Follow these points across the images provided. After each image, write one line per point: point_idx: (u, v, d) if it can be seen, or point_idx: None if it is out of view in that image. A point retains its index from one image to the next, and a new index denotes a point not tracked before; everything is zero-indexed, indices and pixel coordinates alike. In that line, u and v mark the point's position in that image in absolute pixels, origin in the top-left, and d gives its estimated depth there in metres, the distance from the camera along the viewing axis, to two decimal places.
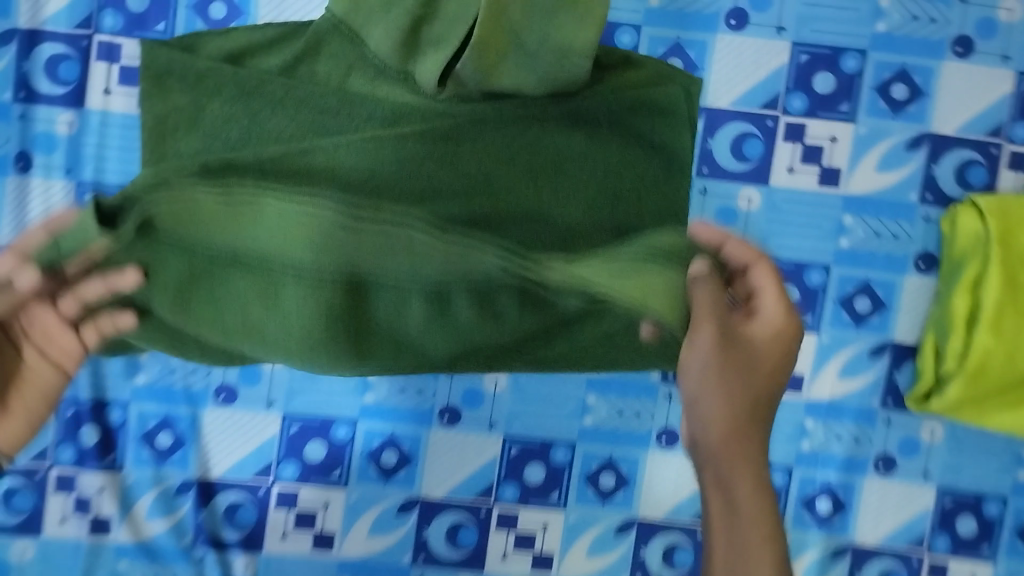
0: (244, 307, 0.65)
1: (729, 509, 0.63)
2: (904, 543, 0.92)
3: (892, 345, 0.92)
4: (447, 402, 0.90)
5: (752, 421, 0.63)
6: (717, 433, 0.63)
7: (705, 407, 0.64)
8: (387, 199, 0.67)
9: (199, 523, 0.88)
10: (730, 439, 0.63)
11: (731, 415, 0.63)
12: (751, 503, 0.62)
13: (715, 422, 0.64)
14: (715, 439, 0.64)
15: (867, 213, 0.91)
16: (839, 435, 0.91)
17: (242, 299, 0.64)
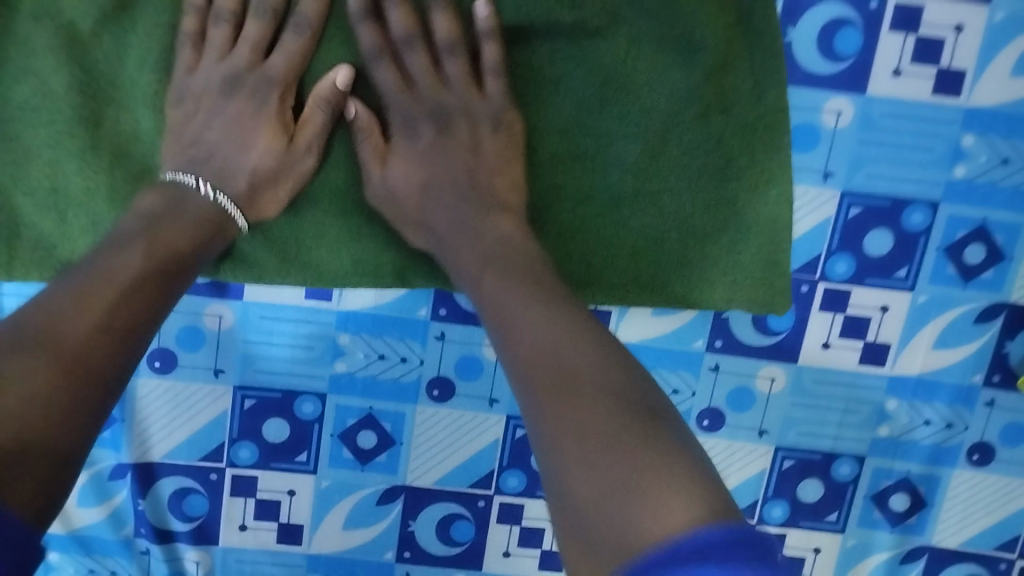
0: (274, 250, 0.65)
1: (557, 368, 0.51)
2: (993, 546, 0.76)
3: (1008, 308, 0.70)
4: (437, 373, 0.71)
5: (448, 205, 0.64)
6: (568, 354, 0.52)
7: (414, 209, 0.64)
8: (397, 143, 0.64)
9: (140, 512, 0.73)
10: (534, 313, 0.55)
11: (411, 180, 0.64)
12: (542, 369, 0.51)
13: (450, 231, 0.63)
14: (447, 238, 0.63)
15: (992, 131, 0.66)
16: (927, 419, 0.73)
17: (276, 240, 0.65)
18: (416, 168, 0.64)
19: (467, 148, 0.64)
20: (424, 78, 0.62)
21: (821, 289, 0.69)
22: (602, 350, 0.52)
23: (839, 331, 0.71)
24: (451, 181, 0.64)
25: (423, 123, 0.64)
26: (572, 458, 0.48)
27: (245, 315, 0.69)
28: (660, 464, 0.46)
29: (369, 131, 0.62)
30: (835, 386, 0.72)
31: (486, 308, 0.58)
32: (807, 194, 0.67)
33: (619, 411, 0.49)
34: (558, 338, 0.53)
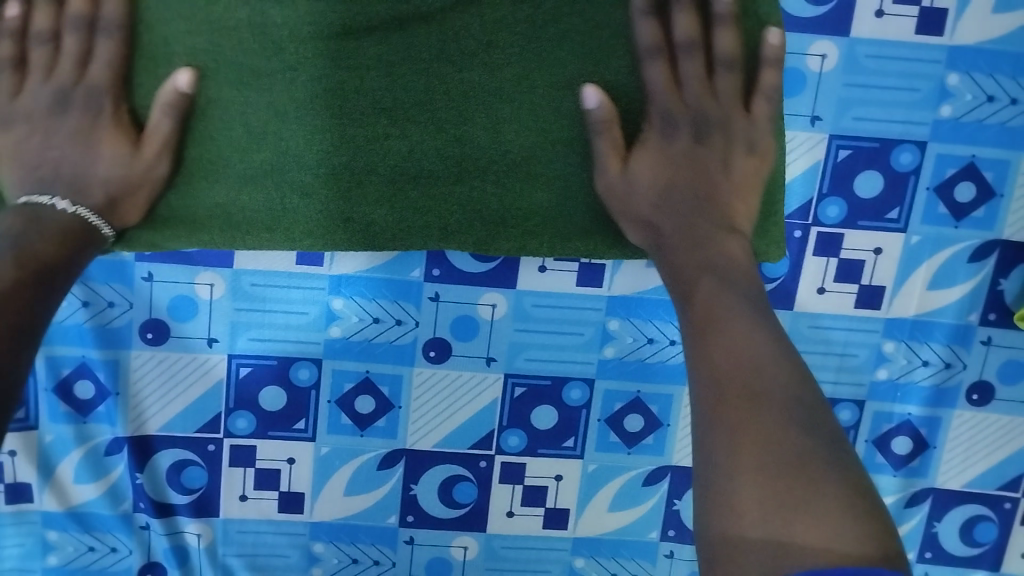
0: (258, 216, 0.64)
1: (750, 385, 0.51)
2: (995, 486, 0.76)
3: (999, 246, 0.70)
4: (433, 335, 0.71)
5: (678, 213, 0.62)
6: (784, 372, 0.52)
7: (652, 221, 0.63)
8: (388, 98, 0.62)
9: (139, 486, 0.72)
10: (727, 314, 0.56)
11: (650, 175, 0.62)
12: (725, 374, 0.52)
13: (676, 231, 0.62)
14: (669, 240, 0.62)
15: (976, 69, 0.66)
16: (924, 361, 0.73)
17: (260, 204, 0.64)
18: (665, 171, 0.62)
19: (717, 162, 0.62)
20: (695, 82, 0.61)
21: (814, 232, 0.69)
22: (807, 386, 0.52)
23: (834, 275, 0.71)
24: (692, 187, 0.62)
25: (683, 128, 0.62)
26: (744, 466, 0.48)
27: (236, 283, 0.68)
28: (836, 480, 0.47)
29: (608, 126, 0.62)
30: (832, 332, 0.72)
31: (692, 317, 0.57)
32: (796, 138, 0.67)
33: (794, 432, 0.49)
34: (710, 320, 0.56)
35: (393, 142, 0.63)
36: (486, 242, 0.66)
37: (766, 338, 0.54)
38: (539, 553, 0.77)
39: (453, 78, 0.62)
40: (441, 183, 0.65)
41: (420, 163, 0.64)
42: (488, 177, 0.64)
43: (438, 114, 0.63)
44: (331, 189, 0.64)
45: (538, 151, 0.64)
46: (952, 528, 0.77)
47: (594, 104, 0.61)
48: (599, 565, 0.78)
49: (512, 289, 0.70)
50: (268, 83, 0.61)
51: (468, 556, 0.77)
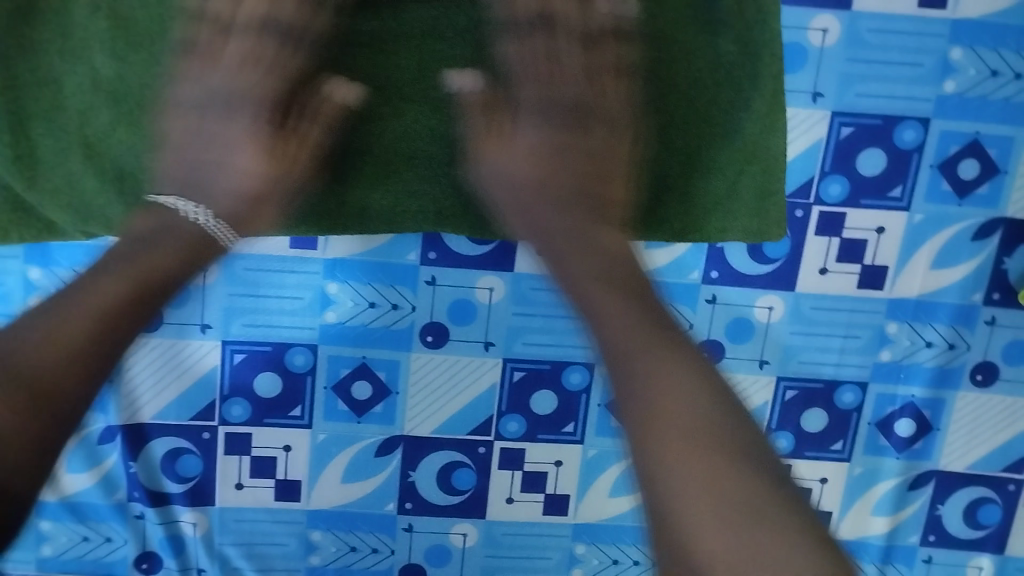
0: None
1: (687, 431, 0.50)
2: (999, 468, 0.75)
3: (1003, 224, 0.69)
4: (429, 319, 0.70)
5: (556, 204, 0.61)
6: (690, 386, 0.52)
7: (520, 210, 0.62)
8: (381, 77, 0.61)
9: (133, 475, 0.71)
10: (630, 329, 0.54)
11: (530, 162, 0.61)
12: (643, 397, 0.52)
13: (569, 217, 0.60)
14: (540, 229, 0.61)
15: (980, 43, 0.65)
16: (928, 341, 0.72)
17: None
18: (549, 162, 0.61)
19: (599, 151, 0.62)
20: (633, 72, 0.62)
21: (816, 211, 0.68)
22: (741, 423, 0.52)
23: (836, 255, 0.70)
24: (573, 170, 0.61)
25: (561, 115, 0.62)
26: (679, 474, 0.49)
27: (228, 267, 0.67)
28: (802, 532, 0.48)
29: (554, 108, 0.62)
30: (835, 313, 0.71)
31: (608, 344, 0.54)
32: (797, 115, 0.66)
33: (715, 454, 0.50)
34: (617, 339, 0.54)
35: (386, 123, 0.62)
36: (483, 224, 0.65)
37: (685, 360, 0.53)
38: (540, 539, 0.76)
39: (445, 57, 0.61)
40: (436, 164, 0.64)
41: (412, 143, 0.63)
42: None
43: (430, 93, 0.62)
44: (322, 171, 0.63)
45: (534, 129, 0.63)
46: (956, 511, 0.77)
47: (465, 86, 0.61)
48: (600, 551, 0.77)
49: (509, 272, 0.69)
50: (262, 61, 0.60)
51: (468, 543, 0.76)
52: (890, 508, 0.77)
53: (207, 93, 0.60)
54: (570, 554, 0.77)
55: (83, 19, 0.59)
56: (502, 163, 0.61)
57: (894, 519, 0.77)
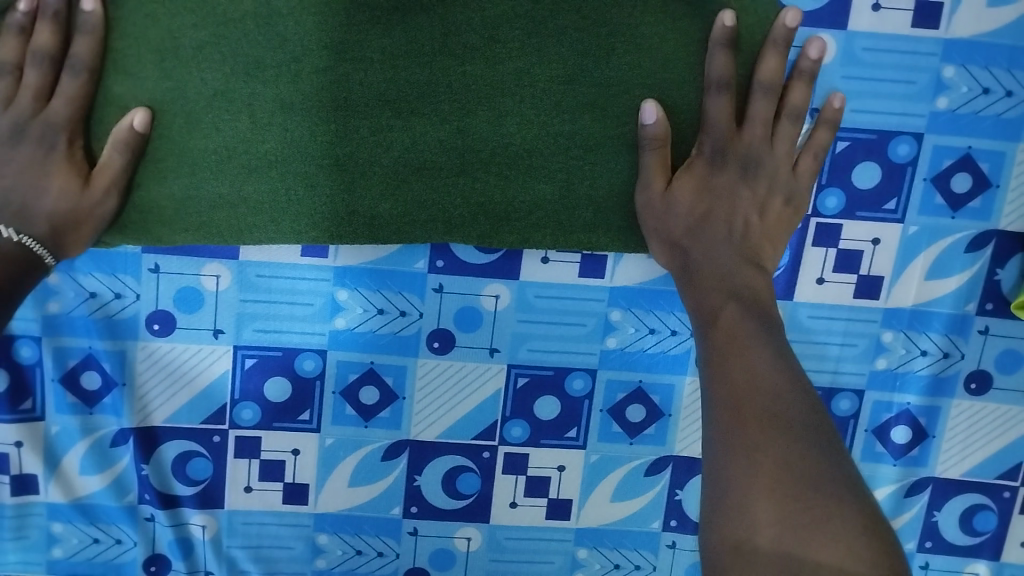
0: (260, 206, 0.64)
1: (739, 411, 0.53)
2: (995, 475, 0.77)
3: (996, 236, 0.71)
4: (437, 325, 0.72)
5: (721, 245, 0.64)
6: (747, 381, 0.55)
7: (706, 244, 0.64)
8: (392, 90, 0.63)
9: (144, 478, 0.72)
10: (735, 337, 0.58)
11: (693, 196, 0.64)
12: (728, 394, 0.54)
13: (705, 259, 0.63)
14: (699, 262, 0.63)
15: (972, 61, 0.68)
16: (923, 350, 0.74)
17: (263, 193, 0.64)
18: (709, 201, 0.64)
19: (753, 206, 0.64)
20: (758, 123, 0.63)
21: (813, 223, 0.70)
22: (807, 395, 0.54)
23: (833, 265, 0.71)
24: (729, 215, 0.64)
25: (732, 167, 0.64)
26: (757, 490, 0.49)
27: (241, 274, 0.69)
28: (842, 517, 0.47)
29: (658, 146, 0.63)
30: (832, 321, 0.73)
31: (711, 348, 0.59)
32: None
33: (803, 445, 0.50)
34: (734, 347, 0.57)
35: (396, 135, 0.64)
36: (490, 235, 0.67)
37: (770, 352, 0.56)
38: (544, 543, 0.78)
39: (455, 73, 0.63)
40: (443, 174, 0.65)
41: (422, 153, 0.65)
42: (491, 170, 0.65)
43: (440, 105, 0.64)
44: (334, 181, 0.65)
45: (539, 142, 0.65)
46: (952, 517, 0.78)
47: (652, 121, 0.63)
48: (602, 556, 0.78)
49: (515, 280, 0.71)
50: (273, 75, 0.62)
51: (472, 547, 0.77)
52: (887, 515, 0.78)
53: (219, 104, 0.62)
54: (572, 559, 0.78)
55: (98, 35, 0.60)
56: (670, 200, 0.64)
57: (891, 525, 0.79)
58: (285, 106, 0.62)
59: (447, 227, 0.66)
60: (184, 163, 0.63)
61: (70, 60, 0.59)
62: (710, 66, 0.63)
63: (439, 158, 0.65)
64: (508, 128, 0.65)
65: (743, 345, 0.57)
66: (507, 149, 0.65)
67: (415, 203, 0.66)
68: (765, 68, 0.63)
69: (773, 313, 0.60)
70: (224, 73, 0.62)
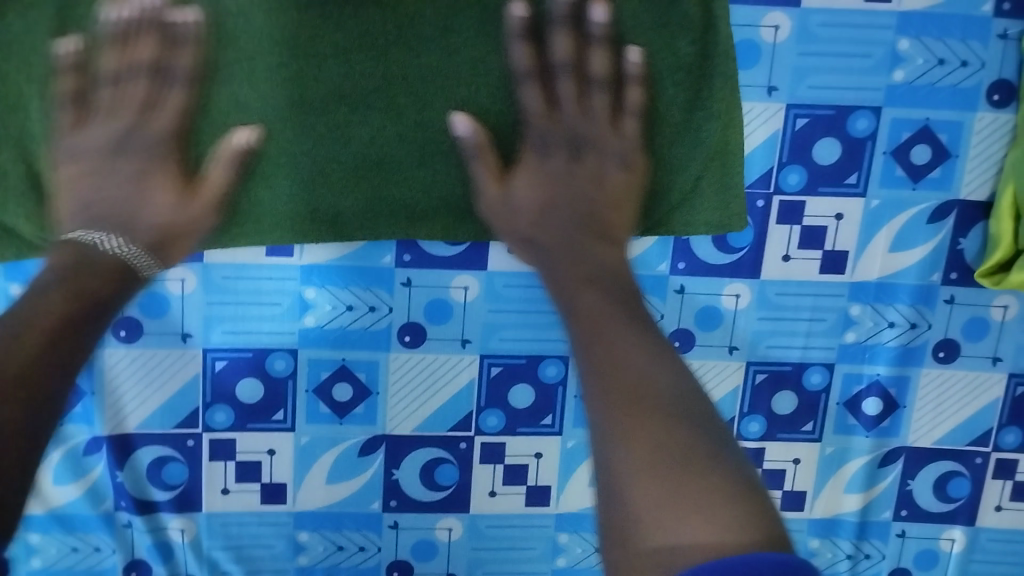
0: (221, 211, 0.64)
1: (624, 395, 0.53)
2: (967, 440, 0.78)
3: (957, 206, 0.72)
4: (407, 319, 0.71)
5: (563, 229, 0.64)
6: (601, 365, 0.55)
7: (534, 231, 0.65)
8: (349, 86, 0.63)
9: (120, 485, 0.72)
10: (604, 318, 0.58)
11: (539, 194, 0.65)
12: (604, 371, 0.55)
13: (555, 246, 0.64)
14: (552, 251, 0.64)
15: (927, 33, 0.68)
16: (890, 321, 0.74)
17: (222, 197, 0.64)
18: (557, 202, 0.65)
19: (590, 178, 0.65)
20: (570, 102, 0.64)
21: (777, 201, 0.71)
22: (667, 361, 0.55)
23: (797, 242, 0.72)
24: (570, 205, 0.65)
25: (559, 150, 0.65)
26: (637, 470, 0.50)
27: (207, 277, 0.69)
28: (714, 493, 0.49)
29: (482, 151, 0.64)
30: (799, 297, 0.73)
31: (577, 329, 0.58)
32: (754, 110, 0.68)
33: (689, 426, 0.52)
34: (604, 326, 0.57)
35: (357, 131, 0.64)
36: (448, 226, 0.67)
37: (632, 331, 0.57)
38: (525, 530, 0.78)
39: (411, 65, 0.63)
40: (401, 168, 0.65)
41: (382, 149, 0.65)
42: (451, 161, 0.66)
43: (396, 100, 0.64)
44: (295, 180, 0.64)
45: (500, 129, 0.65)
46: (927, 485, 0.79)
47: (465, 131, 0.64)
48: (583, 539, 0.79)
49: (483, 271, 0.71)
50: (229, 75, 0.62)
51: (453, 537, 0.78)
52: (862, 485, 0.79)
53: (174, 108, 0.62)
54: (554, 544, 0.79)
55: (49, 47, 0.60)
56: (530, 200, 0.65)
57: (866, 495, 0.79)
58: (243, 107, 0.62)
59: (406, 219, 0.67)
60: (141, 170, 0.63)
61: (39, 85, 0.61)
62: (590, 66, 0.64)
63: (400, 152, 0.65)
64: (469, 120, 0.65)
65: (597, 339, 0.56)
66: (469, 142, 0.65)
67: (378, 199, 0.66)
68: (628, 62, 0.64)
69: (625, 285, 0.61)
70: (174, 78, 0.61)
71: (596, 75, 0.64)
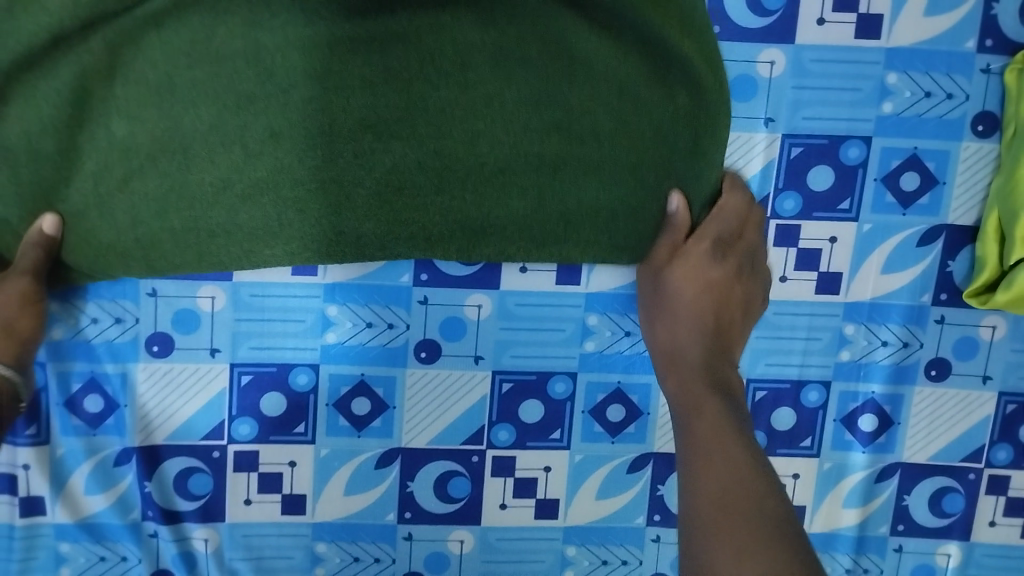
0: (254, 233, 0.68)
1: (722, 502, 0.57)
2: (961, 456, 0.81)
3: (946, 230, 0.76)
4: (423, 336, 0.75)
5: (691, 334, 0.71)
6: (708, 471, 0.59)
7: (676, 321, 0.72)
8: (374, 116, 0.67)
9: (147, 495, 0.75)
10: (709, 427, 0.63)
11: (696, 289, 0.71)
12: (703, 482, 0.59)
13: (682, 341, 0.71)
14: (677, 349, 0.71)
15: (913, 68, 0.72)
16: (884, 340, 0.78)
17: (255, 220, 0.68)
18: (714, 310, 0.72)
19: (734, 309, 0.72)
20: (748, 236, 0.73)
21: (774, 225, 0.75)
22: (766, 480, 0.58)
23: (794, 264, 0.76)
24: (704, 319, 0.71)
25: (723, 263, 0.72)
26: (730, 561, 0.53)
27: (235, 295, 0.73)
28: None
29: (675, 227, 0.72)
30: (797, 317, 0.77)
31: (692, 433, 0.63)
32: (750, 139, 0.73)
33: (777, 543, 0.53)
34: (711, 438, 0.62)
35: (383, 159, 0.68)
36: (471, 250, 0.71)
37: (740, 446, 0.61)
38: (533, 543, 0.81)
39: (431, 105, 0.67)
40: (418, 199, 0.69)
41: (405, 176, 0.68)
42: (472, 187, 0.69)
43: (420, 130, 0.68)
44: (323, 203, 0.68)
45: (517, 156, 0.69)
46: (923, 501, 0.82)
47: (679, 209, 0.71)
48: (590, 553, 0.81)
49: (495, 291, 0.75)
50: (262, 106, 0.65)
51: (464, 549, 0.80)
52: (860, 500, 0.82)
53: (213, 137, 0.66)
54: (561, 557, 0.81)
55: (93, 81, 0.64)
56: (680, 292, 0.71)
57: (864, 510, 0.82)
58: (273, 133, 0.66)
59: (429, 241, 0.70)
60: (179, 196, 0.67)
61: (80, 118, 0.65)
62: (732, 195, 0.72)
63: (424, 179, 0.69)
64: (488, 150, 0.69)
65: (703, 442, 0.62)
66: (488, 171, 0.69)
67: (403, 223, 0.69)
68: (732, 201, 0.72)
69: (738, 403, 0.66)
70: (211, 108, 0.65)
71: (605, 113, 0.69)
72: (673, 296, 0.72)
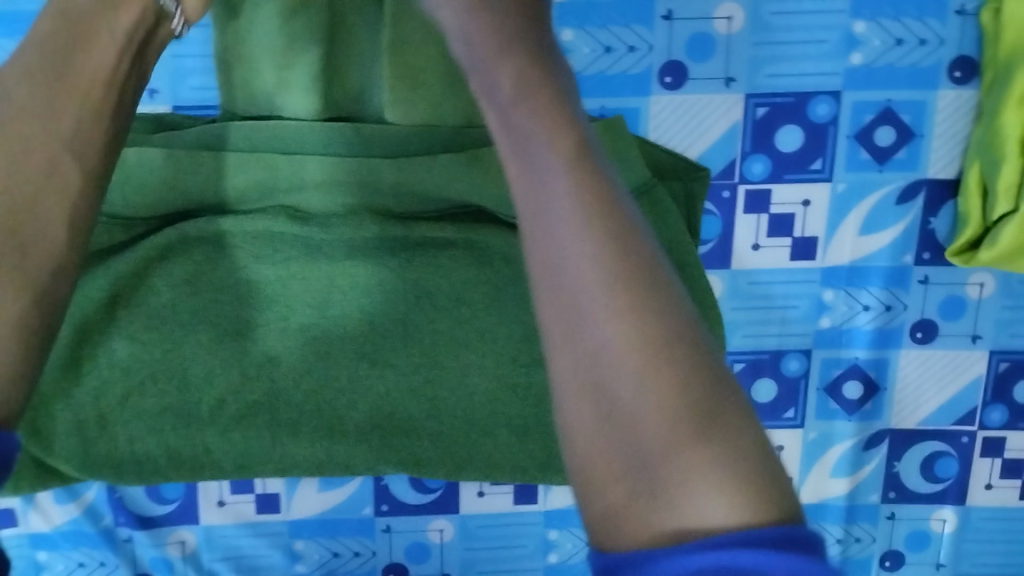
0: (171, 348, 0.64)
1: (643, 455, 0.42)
2: (953, 420, 0.78)
3: (925, 185, 0.72)
4: None
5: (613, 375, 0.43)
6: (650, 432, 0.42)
7: (580, 457, 0.44)
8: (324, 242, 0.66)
9: (117, 503, 0.75)
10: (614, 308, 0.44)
11: (632, 362, 0.43)
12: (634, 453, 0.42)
13: (598, 390, 0.43)
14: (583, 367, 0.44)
15: (882, 15, 0.68)
16: (865, 305, 0.75)
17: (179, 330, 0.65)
18: (647, 520, 0.41)
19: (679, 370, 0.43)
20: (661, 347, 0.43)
21: (742, 191, 0.71)
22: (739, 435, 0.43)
23: (765, 230, 0.72)
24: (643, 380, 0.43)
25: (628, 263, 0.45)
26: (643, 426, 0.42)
27: None
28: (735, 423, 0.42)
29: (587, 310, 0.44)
30: (773, 285, 0.74)
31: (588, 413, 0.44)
32: (712, 102, 0.69)
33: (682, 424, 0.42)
34: (649, 440, 0.42)
35: (328, 320, 0.66)
36: (400, 457, 0.68)
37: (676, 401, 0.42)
38: (514, 530, 0.79)
39: (432, 326, 0.67)
40: (418, 424, 0.68)
41: (347, 367, 0.67)
42: (410, 402, 0.67)
43: (376, 345, 0.67)
44: (254, 342, 0.65)
45: (459, 360, 0.67)
46: (914, 466, 0.79)
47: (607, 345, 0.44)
48: (573, 536, 0.80)
49: None
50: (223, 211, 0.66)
51: (444, 539, 0.79)
52: (849, 469, 0.79)
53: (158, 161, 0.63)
54: (544, 542, 0.80)
55: None
56: (590, 496, 0.43)
57: (854, 479, 0.80)
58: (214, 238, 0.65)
59: (358, 452, 0.68)
60: (161, 335, 0.64)
61: None
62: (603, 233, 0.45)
63: (362, 394, 0.67)
64: (431, 354, 0.67)
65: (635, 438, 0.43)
66: (427, 398, 0.67)
67: (334, 438, 0.67)
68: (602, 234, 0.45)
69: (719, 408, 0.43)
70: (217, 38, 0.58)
71: None
72: (605, 385, 0.43)
